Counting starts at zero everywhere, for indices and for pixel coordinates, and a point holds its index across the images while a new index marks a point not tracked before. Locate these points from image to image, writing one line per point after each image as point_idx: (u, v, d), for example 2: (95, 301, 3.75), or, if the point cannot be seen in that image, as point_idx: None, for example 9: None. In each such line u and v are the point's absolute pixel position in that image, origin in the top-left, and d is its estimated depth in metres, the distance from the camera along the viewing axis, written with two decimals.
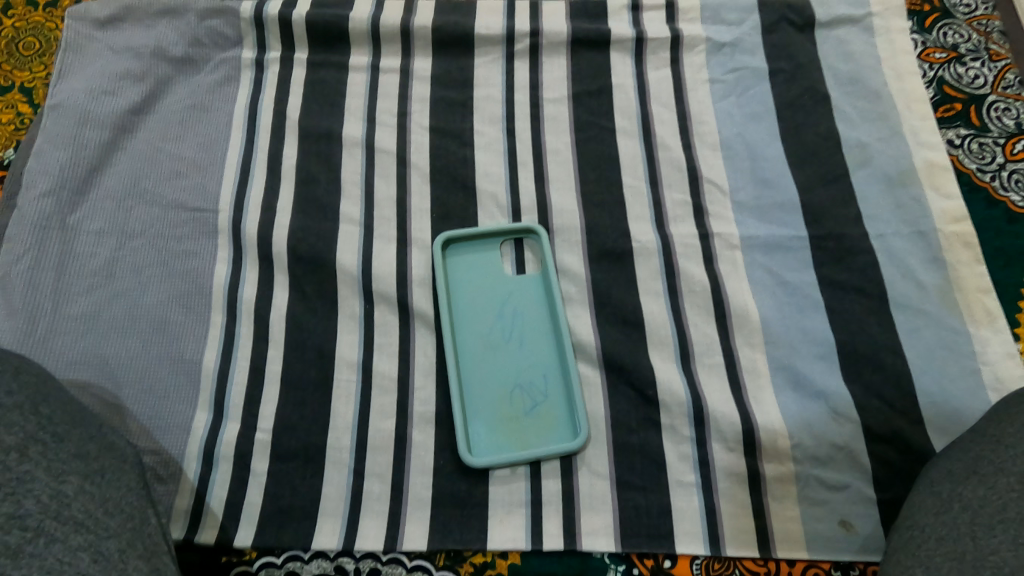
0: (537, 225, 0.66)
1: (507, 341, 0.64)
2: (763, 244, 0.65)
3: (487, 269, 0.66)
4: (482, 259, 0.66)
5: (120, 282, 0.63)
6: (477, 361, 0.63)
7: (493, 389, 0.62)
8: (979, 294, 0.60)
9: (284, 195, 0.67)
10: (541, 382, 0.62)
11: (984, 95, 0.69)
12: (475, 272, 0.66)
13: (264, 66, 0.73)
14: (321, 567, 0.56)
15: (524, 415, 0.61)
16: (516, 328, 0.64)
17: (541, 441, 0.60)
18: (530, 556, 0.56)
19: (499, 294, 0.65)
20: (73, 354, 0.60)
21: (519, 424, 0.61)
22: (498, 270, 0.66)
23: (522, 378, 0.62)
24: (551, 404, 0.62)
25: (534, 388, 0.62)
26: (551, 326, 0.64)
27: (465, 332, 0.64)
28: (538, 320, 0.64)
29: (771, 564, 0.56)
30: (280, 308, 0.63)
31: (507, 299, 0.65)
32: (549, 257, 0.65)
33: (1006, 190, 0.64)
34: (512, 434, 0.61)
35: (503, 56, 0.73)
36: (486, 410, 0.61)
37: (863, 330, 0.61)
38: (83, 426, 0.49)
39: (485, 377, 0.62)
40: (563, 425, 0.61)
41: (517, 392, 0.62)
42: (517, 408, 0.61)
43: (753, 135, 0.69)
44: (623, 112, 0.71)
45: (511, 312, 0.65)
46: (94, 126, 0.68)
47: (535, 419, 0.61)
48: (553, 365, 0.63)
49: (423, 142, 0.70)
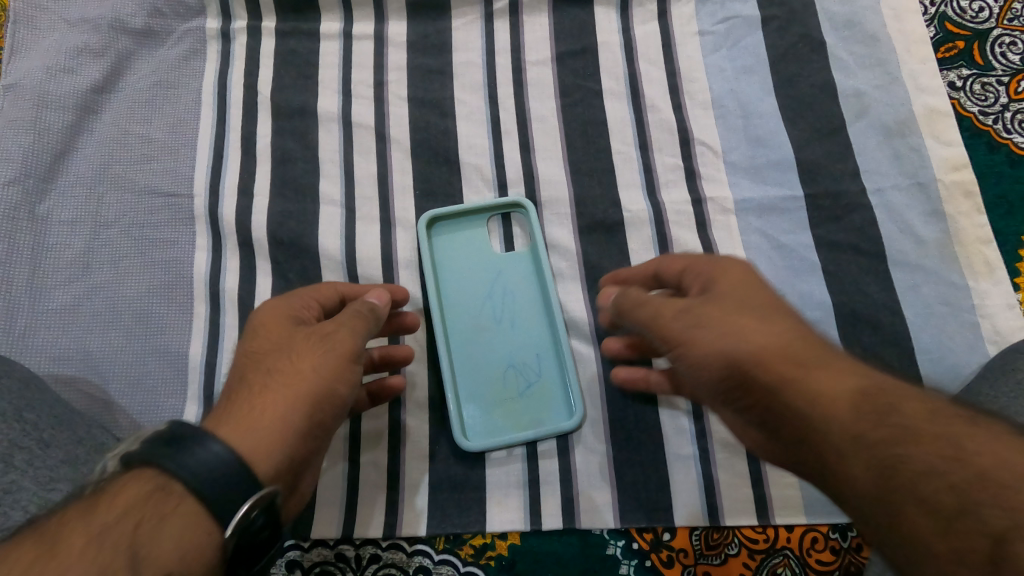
0: (524, 198, 0.64)
1: (498, 319, 0.62)
2: (758, 207, 0.63)
3: (475, 247, 0.64)
4: (468, 235, 0.64)
5: (97, 273, 0.61)
6: (468, 342, 0.61)
7: (486, 369, 0.61)
8: (978, 245, 0.58)
9: (261, 177, 0.65)
10: (534, 361, 0.61)
11: (989, 29, 0.65)
12: (462, 250, 0.64)
13: (231, 37, 0.70)
14: (321, 555, 0.55)
15: (518, 395, 0.60)
16: (506, 305, 0.63)
17: (537, 421, 0.59)
18: (530, 536, 0.56)
19: (488, 272, 0.63)
20: (55, 351, 0.58)
21: (514, 405, 0.60)
22: (486, 247, 0.64)
23: (515, 357, 0.61)
24: (545, 383, 0.61)
25: (527, 366, 0.61)
26: (541, 303, 0.63)
27: (455, 310, 0.62)
28: (528, 296, 0.63)
29: (770, 532, 0.55)
30: (264, 295, 0.61)
31: (496, 276, 0.63)
32: (538, 231, 0.63)
33: (1009, 132, 0.62)
34: (506, 415, 0.60)
35: (482, 17, 0.70)
36: (479, 391, 0.60)
37: (862, 292, 0.59)
38: (72, 426, 0.47)
39: (478, 358, 0.61)
40: (558, 405, 0.60)
41: (511, 372, 0.61)
42: (511, 388, 0.60)
43: (745, 90, 0.66)
44: (609, 73, 0.68)
45: (501, 289, 0.63)
46: (55, 108, 0.64)
47: (529, 399, 0.60)
48: (545, 342, 0.62)
49: (402, 114, 0.67)
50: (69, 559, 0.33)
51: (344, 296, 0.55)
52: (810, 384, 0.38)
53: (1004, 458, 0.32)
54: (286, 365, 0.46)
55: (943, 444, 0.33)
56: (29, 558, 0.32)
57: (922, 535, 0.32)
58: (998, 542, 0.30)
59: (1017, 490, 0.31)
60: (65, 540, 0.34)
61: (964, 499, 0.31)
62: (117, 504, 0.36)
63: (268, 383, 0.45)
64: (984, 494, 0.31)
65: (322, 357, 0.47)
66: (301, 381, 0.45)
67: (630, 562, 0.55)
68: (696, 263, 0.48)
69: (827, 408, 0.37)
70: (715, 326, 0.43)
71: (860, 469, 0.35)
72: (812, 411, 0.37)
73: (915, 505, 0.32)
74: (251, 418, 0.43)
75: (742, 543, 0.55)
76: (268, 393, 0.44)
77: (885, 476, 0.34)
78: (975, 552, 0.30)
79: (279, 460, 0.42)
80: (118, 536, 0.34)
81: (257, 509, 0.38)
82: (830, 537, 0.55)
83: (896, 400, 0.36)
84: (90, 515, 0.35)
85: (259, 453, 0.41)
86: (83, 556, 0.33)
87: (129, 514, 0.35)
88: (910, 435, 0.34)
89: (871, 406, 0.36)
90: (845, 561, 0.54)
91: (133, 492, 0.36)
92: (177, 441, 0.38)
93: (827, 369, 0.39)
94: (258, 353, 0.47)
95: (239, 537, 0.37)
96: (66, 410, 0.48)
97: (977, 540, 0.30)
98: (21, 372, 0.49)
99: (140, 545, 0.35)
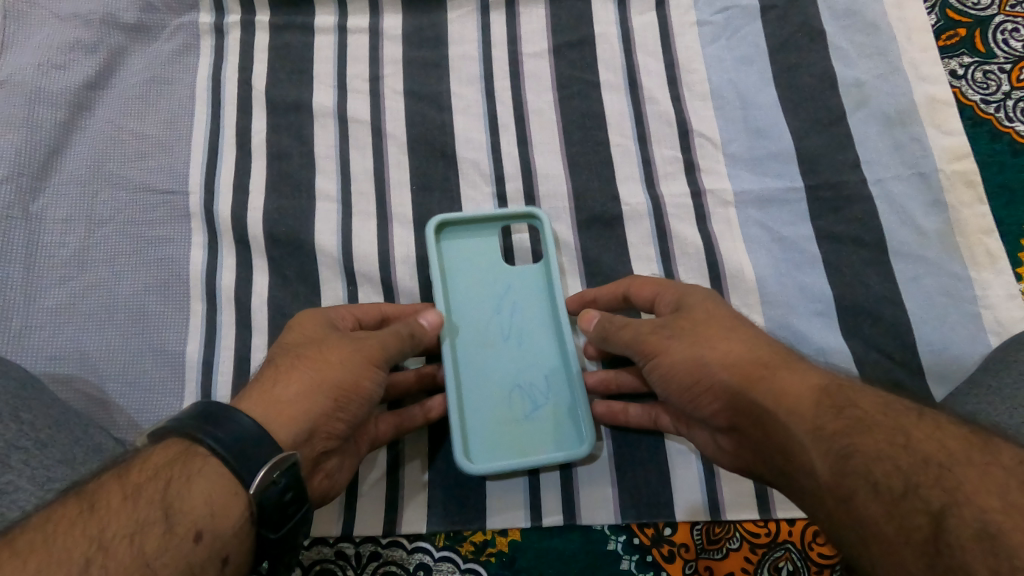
0: (538, 209, 0.61)
1: (506, 337, 0.59)
2: (757, 199, 0.62)
3: (485, 261, 0.61)
4: (477, 247, 0.62)
5: (92, 272, 0.60)
6: (474, 360, 0.58)
7: (490, 386, 0.58)
8: (980, 235, 0.57)
9: (256, 173, 0.64)
10: (543, 383, 0.58)
11: (991, 17, 0.65)
12: (470, 262, 0.61)
13: (224, 31, 0.69)
14: (321, 553, 0.55)
15: (523, 419, 0.57)
16: (515, 323, 0.60)
17: (542, 447, 0.56)
18: (530, 531, 0.56)
19: (497, 287, 0.61)
20: (51, 350, 0.57)
21: (519, 428, 0.56)
22: (496, 261, 0.61)
23: (522, 378, 0.58)
24: (552, 407, 0.57)
25: (534, 387, 0.58)
26: (552, 323, 0.60)
27: (463, 322, 0.59)
28: (538, 314, 0.60)
29: (771, 526, 0.55)
30: (261, 292, 0.61)
31: (505, 291, 0.61)
32: (551, 242, 0.60)
33: (1011, 121, 0.62)
34: (510, 439, 0.56)
35: (478, 9, 0.69)
36: (483, 409, 0.57)
37: (863, 284, 0.58)
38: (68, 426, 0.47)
39: (484, 376, 0.58)
40: (566, 430, 0.57)
41: (517, 393, 0.57)
42: (516, 410, 0.57)
43: (744, 81, 0.66)
44: (607, 64, 0.67)
45: (511, 305, 0.60)
46: (47, 104, 0.64)
47: (535, 422, 0.57)
48: (554, 364, 0.58)
49: (398, 108, 0.67)
50: (108, 515, 0.36)
51: (386, 314, 0.55)
52: (779, 386, 0.44)
53: (948, 448, 0.36)
54: (311, 354, 0.47)
55: (895, 436, 0.38)
56: (73, 513, 0.36)
57: (870, 516, 0.36)
58: (937, 522, 0.34)
59: (955, 472, 0.35)
60: (103, 496, 0.37)
61: (911, 484, 0.36)
62: (148, 467, 0.38)
63: (299, 365, 0.46)
64: (924, 476, 0.36)
65: (350, 352, 0.48)
66: (329, 371, 0.46)
67: (631, 557, 0.55)
68: (661, 288, 0.53)
69: (792, 408, 0.42)
70: (688, 344, 0.48)
71: (821, 462, 0.39)
72: (780, 411, 0.43)
73: (870, 494, 0.37)
74: (276, 395, 0.45)
75: (744, 537, 0.55)
76: (293, 373, 0.46)
77: (840, 465, 0.38)
78: (916, 527, 0.34)
79: (299, 434, 0.44)
80: (151, 492, 0.37)
81: (279, 471, 0.39)
82: None
83: (852, 397, 0.41)
84: (123, 477, 0.38)
85: (279, 422, 0.44)
86: (122, 510, 0.36)
87: (159, 475, 0.38)
88: (866, 429, 0.39)
89: (831, 405, 0.41)
90: None
91: (161, 458, 0.39)
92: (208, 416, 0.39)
93: (793, 374, 0.44)
94: (289, 346, 0.49)
95: (263, 496, 0.39)
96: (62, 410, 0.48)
97: (917, 517, 0.35)
98: (17, 372, 0.48)
99: (172, 501, 0.37)
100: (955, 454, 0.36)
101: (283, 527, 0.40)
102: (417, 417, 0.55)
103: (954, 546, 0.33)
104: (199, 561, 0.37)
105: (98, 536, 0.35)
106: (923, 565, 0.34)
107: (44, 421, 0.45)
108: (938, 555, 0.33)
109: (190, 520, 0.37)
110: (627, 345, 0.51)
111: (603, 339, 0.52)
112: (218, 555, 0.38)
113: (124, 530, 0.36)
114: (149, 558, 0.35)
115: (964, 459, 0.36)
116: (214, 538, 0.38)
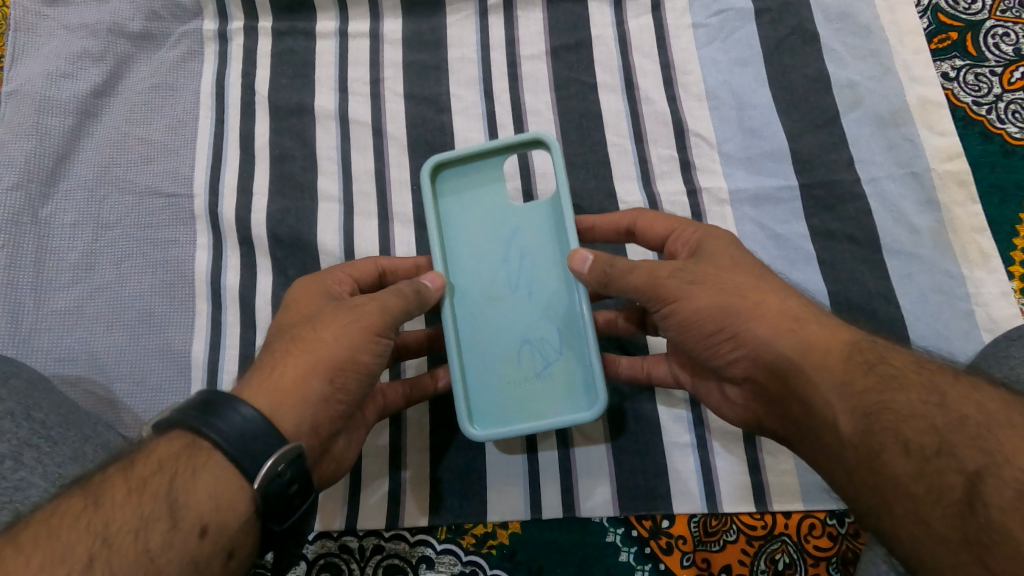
0: (543, 134, 0.52)
1: (514, 285, 0.53)
2: (752, 197, 0.63)
3: (490, 201, 0.54)
4: (482, 184, 0.54)
5: (100, 274, 0.62)
6: (478, 315, 0.53)
7: (496, 347, 0.52)
8: (972, 233, 0.58)
9: (260, 176, 0.66)
10: (555, 337, 0.52)
11: (982, 21, 0.66)
12: (475, 202, 0.54)
13: (228, 38, 0.70)
14: (325, 547, 0.57)
15: (534, 376, 0.52)
16: (523, 272, 0.53)
17: (555, 407, 0.51)
18: (530, 524, 0.57)
19: (504, 229, 0.53)
20: (62, 351, 0.59)
21: (529, 388, 0.51)
22: (503, 199, 0.54)
23: (531, 332, 0.52)
24: (566, 362, 0.52)
25: (545, 342, 0.52)
26: (562, 268, 0.52)
27: (462, 280, 0.53)
28: (550, 255, 0.53)
29: (768, 518, 0.56)
30: (265, 292, 0.62)
31: (513, 234, 0.53)
32: (560, 179, 0.51)
33: (1002, 122, 0.63)
34: (520, 399, 0.52)
35: (476, 12, 0.71)
36: (489, 372, 0.52)
37: (857, 281, 0.59)
38: (79, 424, 0.48)
39: (490, 332, 0.52)
40: (578, 390, 0.51)
41: (526, 349, 0.52)
42: (526, 367, 0.52)
43: (739, 82, 0.67)
44: (604, 66, 0.69)
45: (517, 252, 0.53)
46: (54, 112, 0.65)
47: (547, 380, 0.52)
48: (565, 314, 0.52)
49: (398, 110, 0.68)
50: (113, 508, 0.37)
51: (383, 269, 0.56)
52: (806, 337, 0.43)
53: (986, 407, 0.36)
54: (308, 334, 0.46)
55: (929, 393, 0.37)
56: (77, 509, 0.37)
57: (899, 476, 0.36)
58: (973, 484, 0.33)
59: (994, 432, 0.34)
60: (108, 490, 0.38)
61: (946, 443, 0.35)
62: (153, 461, 0.39)
63: (293, 349, 0.46)
64: (960, 436, 0.35)
65: (347, 324, 0.46)
66: (323, 348, 0.45)
67: (629, 549, 0.56)
68: (682, 227, 0.52)
69: (818, 362, 0.42)
70: (709, 292, 0.45)
71: (847, 419, 0.39)
72: (808, 365, 0.42)
73: (900, 453, 0.36)
74: (276, 381, 0.44)
75: (740, 530, 0.56)
76: (292, 356, 0.45)
77: (868, 423, 0.38)
78: (951, 488, 0.34)
79: (302, 423, 0.44)
80: (155, 486, 0.38)
81: (284, 463, 0.40)
82: (827, 523, 0.55)
83: (887, 355, 0.41)
84: (128, 471, 0.39)
85: (283, 408, 0.44)
86: (127, 505, 0.37)
87: (164, 469, 0.39)
88: (897, 385, 0.38)
89: (861, 360, 0.41)
90: (843, 546, 0.55)
91: (166, 451, 0.40)
92: (206, 405, 0.40)
93: (822, 326, 0.43)
94: (288, 326, 0.48)
95: (267, 489, 0.39)
96: (72, 408, 0.49)
97: (952, 477, 0.34)
98: (28, 372, 0.49)
99: (176, 493, 0.38)
100: (994, 413, 0.35)
101: (288, 519, 0.41)
102: (427, 383, 0.56)
103: (990, 507, 0.32)
104: (203, 556, 0.38)
105: (103, 531, 0.36)
106: (956, 526, 0.33)
107: (56, 419, 0.47)
108: (973, 517, 0.33)
109: (194, 514, 0.38)
110: (638, 290, 0.47)
111: (607, 286, 0.47)
112: (223, 548, 0.39)
113: (129, 525, 0.37)
114: (154, 553, 0.36)
115: (1005, 418, 0.35)
116: (220, 533, 0.39)
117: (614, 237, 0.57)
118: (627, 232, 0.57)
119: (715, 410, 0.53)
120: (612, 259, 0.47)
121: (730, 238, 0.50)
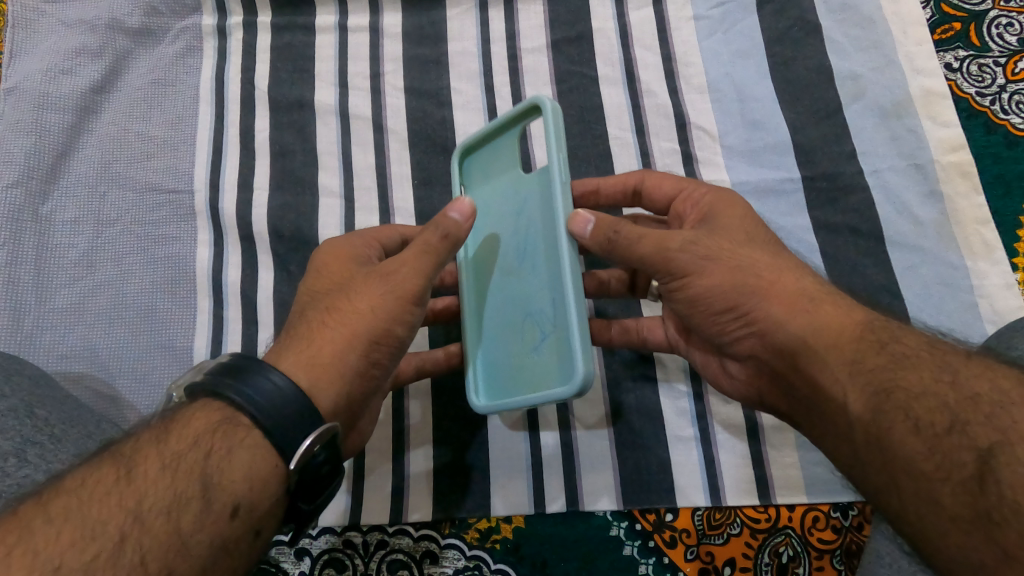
0: (540, 95, 0.48)
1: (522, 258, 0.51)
2: (754, 189, 0.63)
3: (512, 173, 0.53)
4: (505, 156, 0.54)
5: (101, 271, 0.62)
6: (497, 289, 0.53)
7: (512, 321, 0.52)
8: (975, 225, 0.58)
9: (261, 171, 0.66)
10: (548, 309, 0.49)
11: (985, 11, 0.65)
12: (501, 176, 0.54)
13: (227, 33, 0.70)
14: (329, 542, 0.57)
15: (535, 349, 0.50)
16: (529, 242, 0.51)
17: (548, 379, 0.48)
18: (533, 519, 0.57)
19: (518, 200, 0.52)
20: (63, 348, 0.59)
21: (528, 361, 0.50)
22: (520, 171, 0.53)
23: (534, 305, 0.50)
24: (557, 335, 0.48)
25: (543, 314, 0.49)
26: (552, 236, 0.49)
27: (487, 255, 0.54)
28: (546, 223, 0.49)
29: (772, 511, 0.56)
30: (267, 287, 0.62)
31: (524, 204, 0.52)
32: (548, 137, 0.47)
33: (1006, 114, 0.62)
34: (523, 373, 0.50)
35: (476, 6, 0.70)
36: (505, 349, 0.52)
37: (860, 273, 0.59)
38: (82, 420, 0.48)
39: (505, 306, 0.52)
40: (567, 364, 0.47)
41: (529, 322, 0.50)
42: (529, 341, 0.50)
43: (740, 73, 0.67)
44: (605, 59, 0.68)
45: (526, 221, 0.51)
46: (54, 109, 0.65)
47: (544, 353, 0.49)
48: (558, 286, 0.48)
49: (399, 105, 0.68)
50: (146, 482, 0.36)
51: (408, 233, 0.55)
52: (821, 319, 0.42)
53: (1000, 386, 0.35)
54: (343, 305, 0.46)
55: (941, 372, 0.37)
56: (109, 481, 0.36)
57: (909, 454, 0.36)
58: (986, 463, 0.33)
59: (1008, 410, 0.34)
60: (141, 464, 0.37)
61: (958, 422, 0.35)
62: (187, 434, 0.39)
63: (327, 321, 0.45)
64: (973, 415, 0.35)
65: (381, 296, 0.45)
66: (355, 322, 0.45)
67: (633, 543, 0.56)
68: (691, 189, 0.53)
69: (829, 342, 0.41)
70: (723, 271, 0.45)
71: (857, 399, 0.39)
72: (819, 344, 0.42)
73: (910, 431, 0.36)
74: (314, 354, 0.44)
75: (745, 523, 0.56)
76: (326, 330, 0.45)
77: (878, 402, 0.38)
78: (962, 466, 0.34)
79: (339, 398, 0.44)
80: (189, 463, 0.38)
81: (319, 444, 0.40)
82: (831, 516, 0.55)
83: (899, 334, 0.41)
84: (162, 444, 0.38)
85: (321, 384, 0.43)
86: (160, 483, 0.37)
87: (199, 443, 0.38)
88: (908, 365, 0.38)
89: (873, 339, 0.40)
90: (846, 539, 0.55)
91: (203, 424, 0.39)
92: (236, 371, 0.40)
93: (836, 307, 0.43)
94: (319, 294, 0.47)
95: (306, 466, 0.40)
96: (73, 405, 0.49)
97: (964, 456, 0.34)
98: (31, 370, 0.49)
99: (211, 471, 0.38)
100: (1009, 392, 0.35)
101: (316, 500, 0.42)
102: (439, 357, 0.57)
103: (1001, 486, 0.32)
104: (233, 537, 0.38)
105: (134, 508, 0.36)
106: (966, 504, 0.33)
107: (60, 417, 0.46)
108: (984, 494, 0.33)
109: (227, 495, 0.38)
110: (644, 259, 0.46)
111: (608, 251, 0.47)
112: (251, 528, 0.39)
113: (162, 504, 0.36)
114: (184, 533, 0.36)
115: (1018, 397, 0.34)
116: (249, 514, 0.38)
117: (619, 200, 0.57)
118: (632, 193, 0.57)
119: (719, 387, 0.52)
120: (615, 224, 0.46)
121: (744, 207, 0.50)
